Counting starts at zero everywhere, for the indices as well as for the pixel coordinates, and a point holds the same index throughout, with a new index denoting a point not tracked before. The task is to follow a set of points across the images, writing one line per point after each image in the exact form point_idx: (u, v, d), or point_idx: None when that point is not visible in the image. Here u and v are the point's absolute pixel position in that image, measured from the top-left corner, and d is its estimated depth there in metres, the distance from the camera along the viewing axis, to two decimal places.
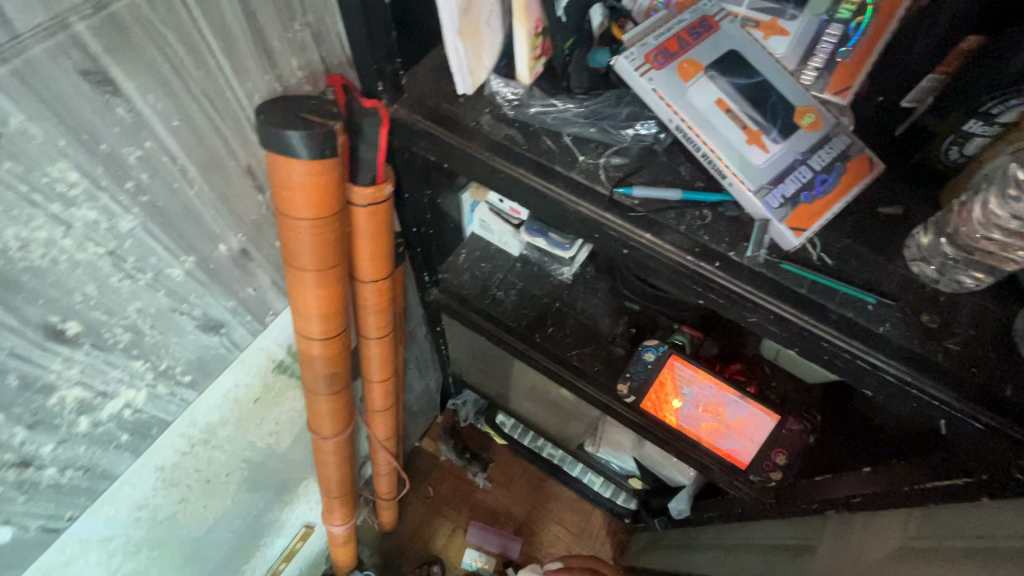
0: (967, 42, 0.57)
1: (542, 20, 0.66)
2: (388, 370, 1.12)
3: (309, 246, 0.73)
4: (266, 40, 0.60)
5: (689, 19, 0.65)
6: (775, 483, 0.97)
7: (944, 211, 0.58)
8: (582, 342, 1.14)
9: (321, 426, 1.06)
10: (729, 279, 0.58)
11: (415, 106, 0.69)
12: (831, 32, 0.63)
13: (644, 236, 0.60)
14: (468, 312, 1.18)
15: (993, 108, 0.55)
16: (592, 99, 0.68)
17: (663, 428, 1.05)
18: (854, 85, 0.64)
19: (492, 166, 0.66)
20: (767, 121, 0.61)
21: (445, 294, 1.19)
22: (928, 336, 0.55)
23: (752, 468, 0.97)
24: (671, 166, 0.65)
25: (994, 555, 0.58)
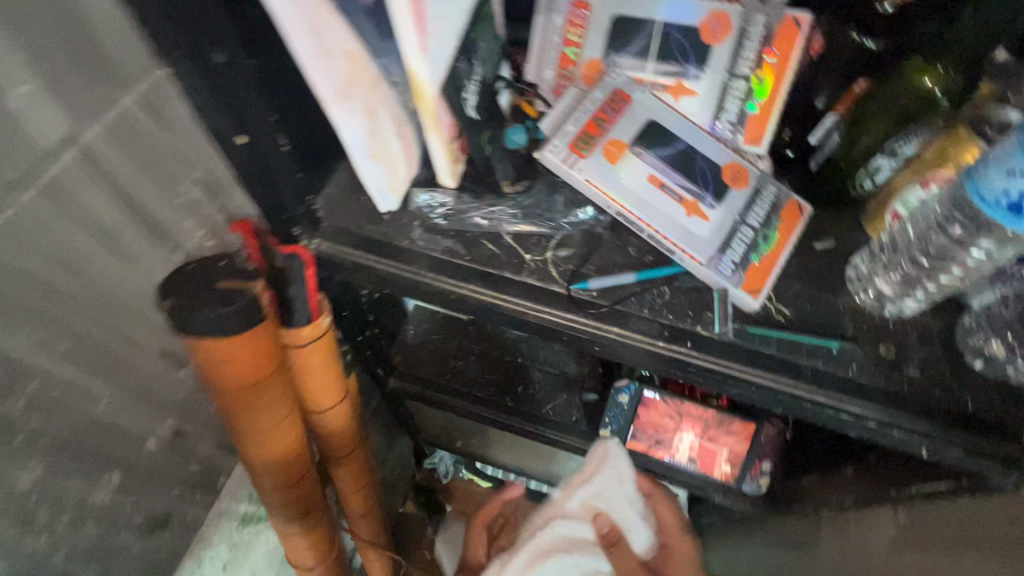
0: (859, 86, 0.63)
1: (454, 125, 0.61)
2: (363, 480, 1.03)
3: (252, 408, 0.65)
4: (152, 216, 0.52)
5: (601, 97, 0.64)
6: (765, 487, 1.02)
7: (878, 245, 0.60)
8: (553, 394, 1.12)
9: (305, 564, 0.96)
10: (704, 356, 0.58)
11: (337, 234, 0.63)
12: (737, 88, 0.64)
13: (611, 330, 0.59)
14: (432, 392, 1.13)
15: (897, 144, 0.60)
16: (524, 193, 0.66)
17: (652, 461, 1.06)
18: (766, 134, 0.65)
19: (438, 285, 0.62)
20: (700, 188, 0.61)
21: (404, 379, 1.13)
22: (891, 368, 0.57)
23: (742, 479, 1.01)
24: (618, 245, 0.64)
25: (986, 543, 0.62)
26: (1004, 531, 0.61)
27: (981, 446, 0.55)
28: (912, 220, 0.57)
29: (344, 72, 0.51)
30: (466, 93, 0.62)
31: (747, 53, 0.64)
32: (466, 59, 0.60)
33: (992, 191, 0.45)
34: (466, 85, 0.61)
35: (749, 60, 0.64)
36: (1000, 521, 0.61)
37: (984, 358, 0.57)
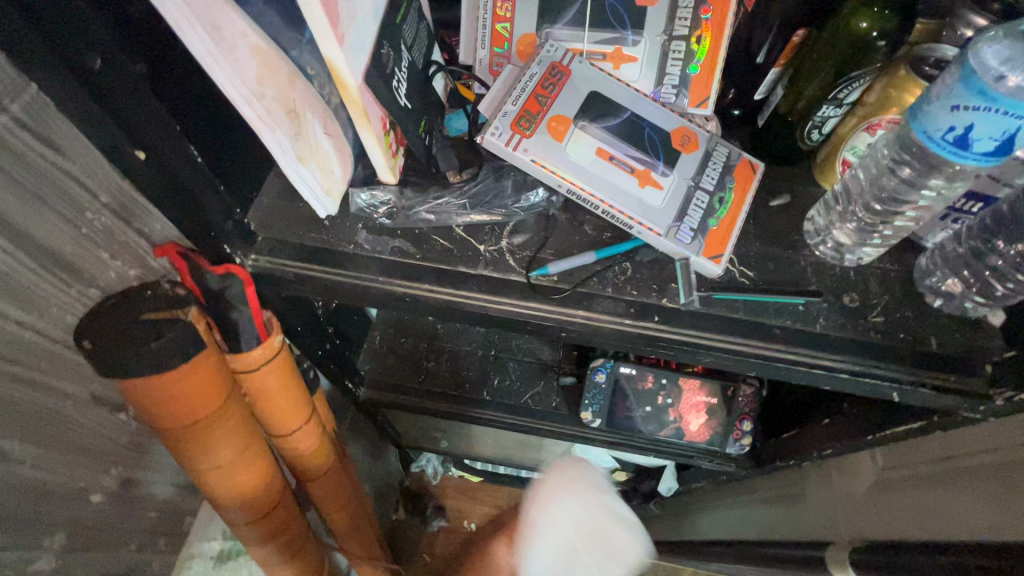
0: (799, 36, 0.59)
1: (385, 116, 0.57)
2: (345, 497, 0.99)
3: (206, 444, 0.60)
4: (56, 253, 0.47)
5: (538, 71, 0.61)
6: (750, 447, 1.02)
7: (831, 196, 0.62)
8: (530, 382, 1.10)
9: None
10: (672, 329, 0.56)
11: (275, 248, 0.58)
12: (676, 50, 0.62)
13: (577, 313, 0.57)
14: (405, 397, 1.09)
15: (842, 92, 0.58)
16: (470, 182, 0.62)
17: (636, 435, 1.06)
18: (711, 95, 0.63)
19: (390, 289, 0.58)
20: (651, 156, 0.59)
21: (377, 387, 1.09)
22: (856, 318, 0.57)
23: (726, 442, 1.02)
24: (573, 225, 0.62)
25: (958, 474, 0.64)
26: (970, 459, 0.63)
27: (950, 383, 0.55)
28: (863, 164, 0.59)
29: (252, 68, 0.46)
30: (395, 80, 0.56)
31: (682, 12, 0.61)
32: (391, 44, 0.56)
33: (938, 128, 0.44)
34: (395, 72, 0.56)
35: (685, 20, 0.62)
36: (967, 450, 0.64)
37: (942, 296, 0.57)
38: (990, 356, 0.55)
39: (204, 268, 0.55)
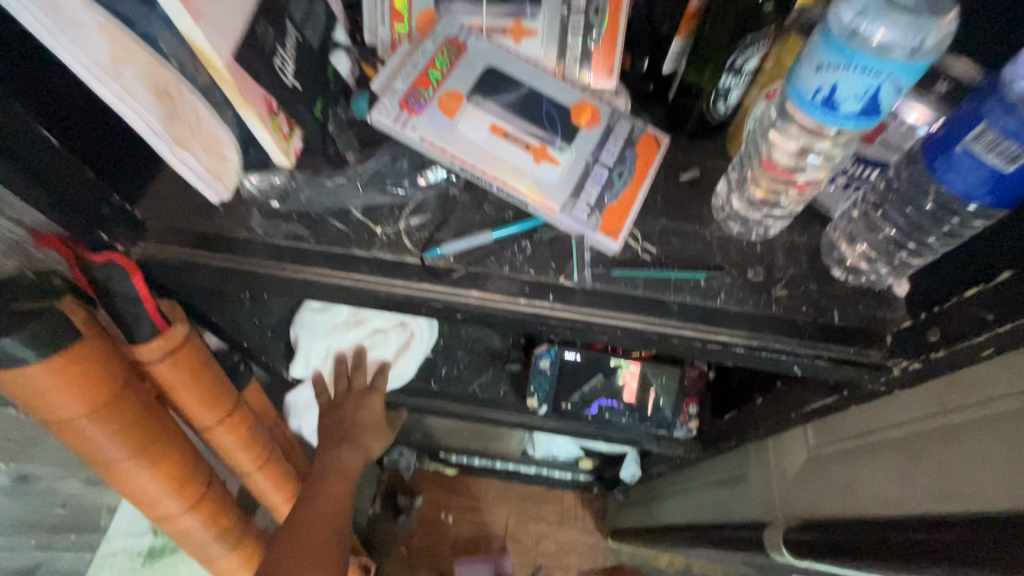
0: (696, 3, 0.57)
1: (271, 98, 0.56)
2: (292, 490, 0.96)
3: (102, 439, 0.59)
4: None
5: (432, 48, 0.59)
6: (696, 429, 1.03)
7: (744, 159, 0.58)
8: (478, 370, 1.09)
9: None
10: (569, 308, 0.55)
11: (163, 235, 0.57)
12: (575, 23, 0.61)
13: (471, 295, 0.55)
14: None
15: (737, 61, 0.56)
16: (367, 163, 0.61)
17: (585, 422, 1.05)
18: (616, 66, 0.62)
19: (282, 274, 0.57)
20: (548, 132, 0.58)
21: None
22: (758, 292, 0.56)
23: (674, 425, 1.01)
24: (475, 204, 0.60)
25: (874, 448, 0.63)
26: (885, 435, 0.62)
27: (850, 355, 0.53)
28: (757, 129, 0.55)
29: (104, 47, 0.45)
30: (279, 59, 0.55)
31: None
32: (271, 21, 0.54)
33: (808, 90, 0.42)
34: (276, 49, 0.54)
35: None
36: (883, 425, 0.62)
37: (846, 267, 0.56)
38: (892, 327, 0.54)
39: (84, 257, 0.54)
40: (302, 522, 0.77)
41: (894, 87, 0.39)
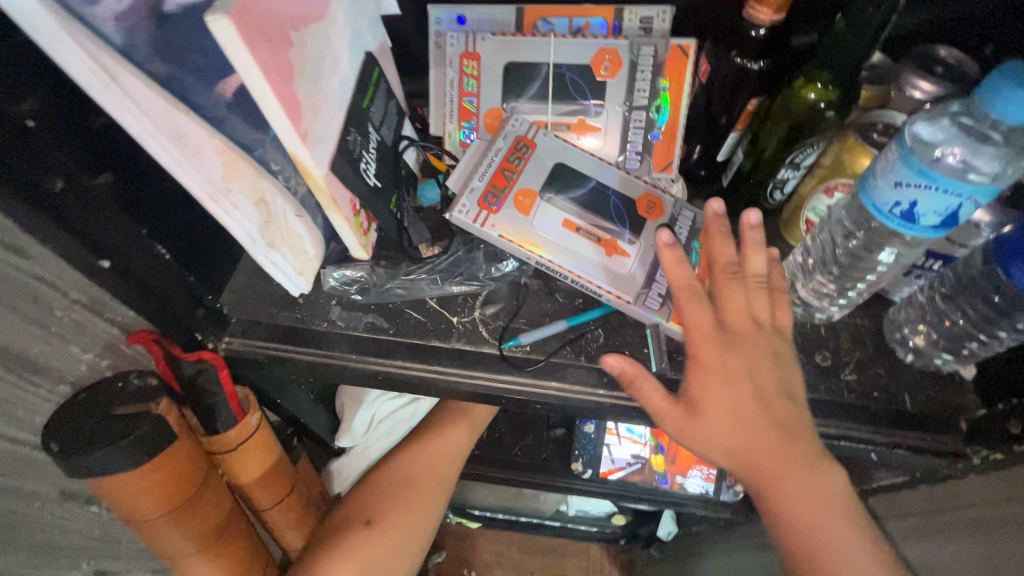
0: (752, 104, 0.61)
1: (355, 198, 0.58)
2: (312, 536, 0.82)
3: (180, 537, 0.59)
4: (22, 354, 0.47)
5: (504, 146, 0.62)
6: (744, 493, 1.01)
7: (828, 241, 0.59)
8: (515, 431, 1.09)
9: None
10: (646, 397, 0.56)
11: (247, 330, 0.58)
12: (636, 120, 0.65)
13: (550, 386, 0.57)
14: None
15: (798, 157, 0.59)
16: (441, 255, 0.63)
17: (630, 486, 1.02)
18: (675, 159, 0.66)
19: (362, 366, 0.58)
20: (618, 225, 0.61)
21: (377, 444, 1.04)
22: (828, 377, 0.57)
23: (719, 489, 0.99)
24: (546, 293, 0.62)
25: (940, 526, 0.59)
26: None
27: (926, 443, 0.55)
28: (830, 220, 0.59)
29: (217, 167, 0.46)
30: (364, 164, 0.58)
31: (641, 84, 0.63)
32: (358, 129, 0.58)
33: (885, 202, 0.45)
34: (362, 154, 0.58)
35: (643, 91, 0.64)
36: None
37: (913, 351, 0.58)
38: (964, 412, 0.55)
39: (177, 355, 0.55)
40: (221, 551, 0.65)
41: (973, 206, 0.42)
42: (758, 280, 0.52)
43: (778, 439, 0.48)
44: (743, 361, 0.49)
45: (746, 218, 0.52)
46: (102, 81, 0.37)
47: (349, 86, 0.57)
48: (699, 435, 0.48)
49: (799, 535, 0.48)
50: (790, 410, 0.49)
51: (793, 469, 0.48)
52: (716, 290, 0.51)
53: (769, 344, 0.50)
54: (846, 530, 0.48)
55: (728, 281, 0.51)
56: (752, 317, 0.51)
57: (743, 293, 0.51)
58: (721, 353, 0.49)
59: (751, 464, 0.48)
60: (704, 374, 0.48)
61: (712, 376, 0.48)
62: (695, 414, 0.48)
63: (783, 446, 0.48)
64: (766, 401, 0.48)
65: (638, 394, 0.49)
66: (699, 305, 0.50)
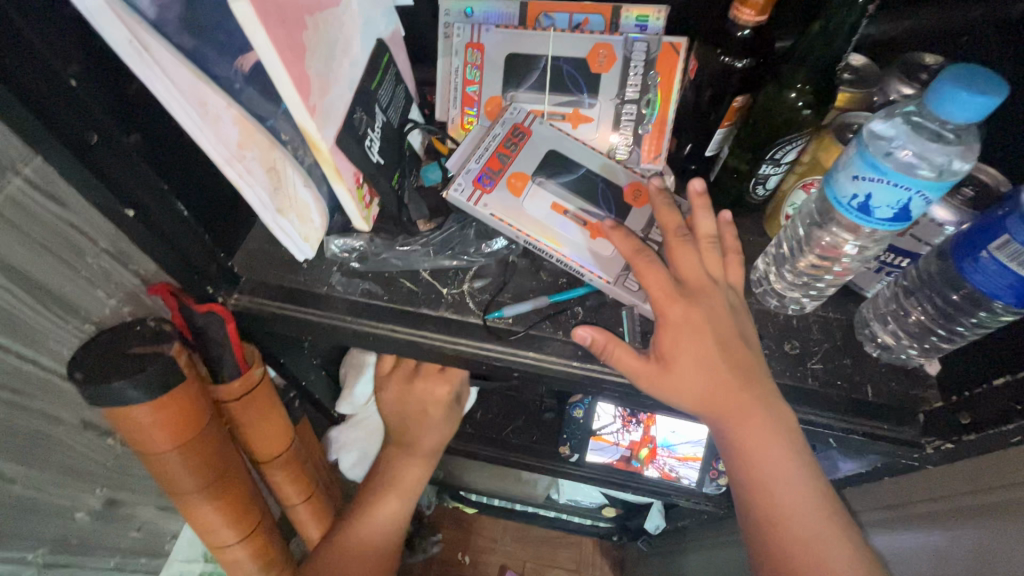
0: (739, 101, 0.63)
1: (358, 172, 0.63)
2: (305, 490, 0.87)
3: (186, 472, 0.65)
4: (56, 292, 0.53)
5: (501, 132, 0.66)
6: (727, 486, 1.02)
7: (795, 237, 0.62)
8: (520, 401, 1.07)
9: None
10: (617, 372, 0.60)
11: (255, 288, 0.64)
12: (628, 113, 0.69)
13: (528, 355, 0.61)
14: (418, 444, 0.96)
15: (777, 154, 0.61)
16: (436, 230, 0.68)
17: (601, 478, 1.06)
18: (663, 152, 0.70)
19: (357, 328, 0.63)
20: (603, 211, 0.64)
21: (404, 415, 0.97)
22: (794, 365, 0.60)
23: (701, 481, 1.01)
24: (531, 271, 0.66)
25: (909, 518, 0.63)
26: (925, 505, 0.61)
27: (884, 431, 0.58)
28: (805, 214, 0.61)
29: (234, 135, 0.51)
30: (368, 140, 0.63)
31: (633, 79, 0.68)
32: (365, 108, 0.62)
33: (845, 194, 0.48)
34: (367, 132, 0.62)
35: (635, 86, 0.68)
36: (923, 495, 0.62)
37: (880, 345, 0.60)
38: (925, 405, 0.58)
39: (190, 306, 0.61)
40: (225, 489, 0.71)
41: (923, 200, 0.44)
42: (710, 240, 0.58)
43: (736, 382, 0.54)
44: (701, 312, 0.55)
45: (690, 186, 0.57)
46: (136, 50, 0.42)
47: (359, 69, 0.62)
48: (674, 386, 0.55)
49: (755, 472, 0.54)
50: (749, 356, 0.56)
51: (745, 399, 0.54)
52: (669, 251, 0.58)
53: (726, 298, 0.57)
54: (798, 464, 0.54)
55: (680, 242, 0.58)
56: (706, 273, 0.57)
57: (695, 251, 0.58)
58: (685, 308, 0.55)
59: (717, 411, 0.55)
60: (673, 328, 0.55)
61: (682, 329, 0.54)
62: (668, 369, 0.55)
63: (744, 391, 0.54)
64: (727, 351, 0.55)
65: (614, 359, 0.55)
66: (652, 268, 0.56)
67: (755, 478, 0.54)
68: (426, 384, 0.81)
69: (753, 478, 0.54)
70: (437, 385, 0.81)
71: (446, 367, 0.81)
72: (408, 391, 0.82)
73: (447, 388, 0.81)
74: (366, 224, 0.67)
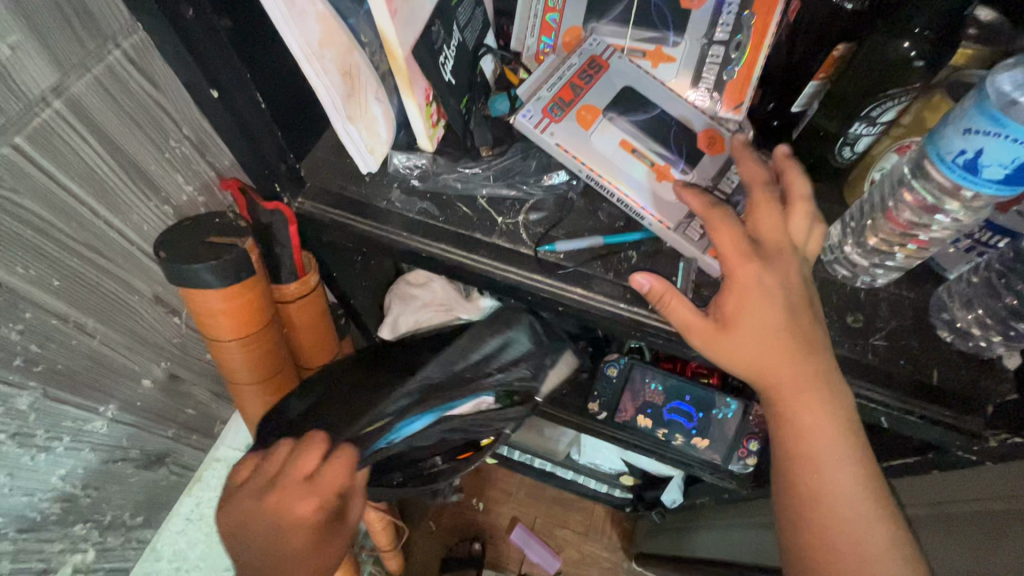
0: (840, 50, 0.58)
1: (430, 89, 0.63)
2: None
3: (239, 359, 0.69)
4: (141, 168, 0.56)
5: (577, 63, 0.64)
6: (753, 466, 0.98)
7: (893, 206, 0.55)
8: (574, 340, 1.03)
9: None
10: (665, 320, 0.58)
11: (318, 194, 0.66)
12: (714, 54, 0.65)
13: (575, 291, 0.60)
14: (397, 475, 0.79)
15: (875, 111, 0.57)
16: (499, 158, 0.67)
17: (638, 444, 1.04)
18: (747, 100, 0.64)
19: (410, 244, 0.64)
20: (673, 154, 0.62)
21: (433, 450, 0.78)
22: (856, 338, 0.57)
23: (728, 457, 0.97)
24: (589, 210, 0.65)
25: (951, 521, 0.60)
26: (974, 505, 0.58)
27: (945, 418, 0.54)
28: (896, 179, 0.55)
29: (316, 32, 0.52)
30: (443, 57, 0.62)
31: (726, 18, 0.64)
32: (444, 23, 0.61)
33: (950, 151, 0.44)
34: (443, 48, 0.62)
35: (727, 25, 0.64)
36: (970, 495, 0.58)
37: (955, 331, 0.56)
38: (994, 397, 0.54)
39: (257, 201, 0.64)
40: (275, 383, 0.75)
41: None
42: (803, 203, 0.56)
43: (798, 352, 0.52)
44: (774, 277, 0.52)
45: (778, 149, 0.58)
46: None
47: None
48: (730, 349, 0.53)
49: (799, 445, 0.53)
50: (814, 333, 0.53)
51: (805, 372, 0.52)
52: (751, 209, 0.56)
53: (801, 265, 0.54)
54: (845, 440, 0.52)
55: (761, 199, 0.55)
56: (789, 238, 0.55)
57: (778, 212, 0.55)
58: (759, 270, 0.52)
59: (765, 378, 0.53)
60: (740, 290, 0.52)
61: (749, 292, 0.52)
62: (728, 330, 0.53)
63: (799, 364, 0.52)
64: (794, 324, 0.52)
65: (670, 312, 0.54)
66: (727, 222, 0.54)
67: (797, 451, 0.53)
68: (281, 504, 0.52)
69: (795, 449, 0.53)
70: (301, 498, 0.53)
71: (318, 474, 0.55)
72: (257, 513, 0.52)
73: (316, 504, 0.53)
74: (431, 143, 0.67)
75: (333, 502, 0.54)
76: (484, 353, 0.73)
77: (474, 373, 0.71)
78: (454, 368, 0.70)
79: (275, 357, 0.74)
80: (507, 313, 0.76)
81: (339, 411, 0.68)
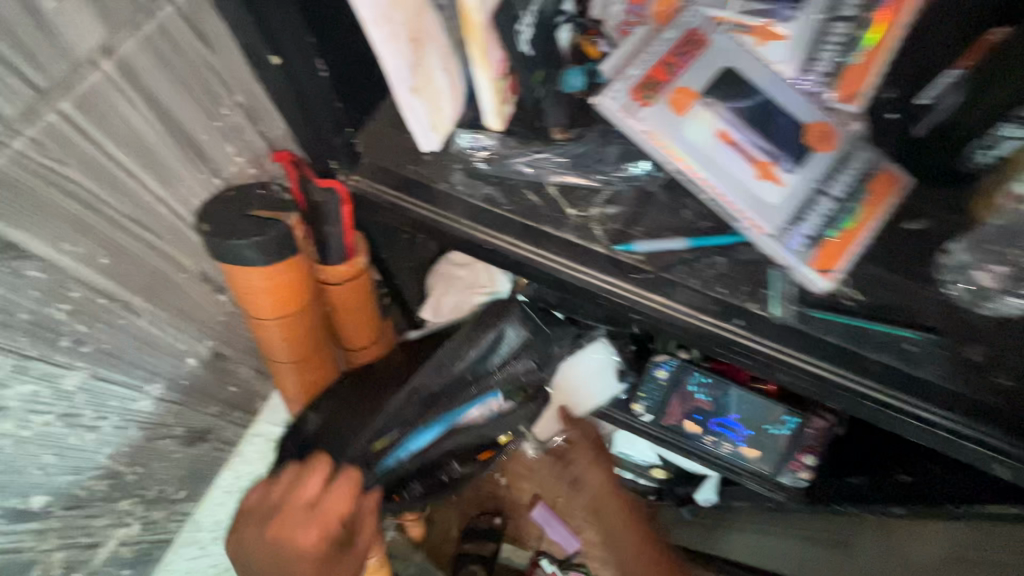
0: (997, 33, 0.46)
1: (504, 60, 0.56)
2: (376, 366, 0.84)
3: (285, 341, 0.66)
4: (193, 137, 0.51)
5: (674, 37, 0.56)
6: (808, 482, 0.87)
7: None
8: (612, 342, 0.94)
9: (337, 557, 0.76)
10: (754, 337, 0.52)
11: (375, 172, 0.60)
12: (837, 32, 0.55)
13: (655, 299, 0.55)
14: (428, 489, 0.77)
15: None
16: (573, 141, 0.61)
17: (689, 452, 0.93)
18: (865, 91, 0.55)
19: (473, 233, 0.58)
20: (778, 149, 0.54)
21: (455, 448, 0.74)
22: (976, 374, 0.50)
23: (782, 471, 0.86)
24: (672, 207, 0.58)
25: None
26: None
27: None
28: None
29: None
30: (521, 25, 0.55)
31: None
32: None
33: None
34: (520, 15, 0.55)
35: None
36: None
37: None
38: None
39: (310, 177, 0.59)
40: (319, 362, 0.73)
41: None
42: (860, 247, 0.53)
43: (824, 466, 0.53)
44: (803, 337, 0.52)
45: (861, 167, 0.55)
46: None
47: None
48: None
49: None
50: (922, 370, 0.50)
51: None
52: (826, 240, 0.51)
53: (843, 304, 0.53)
54: None
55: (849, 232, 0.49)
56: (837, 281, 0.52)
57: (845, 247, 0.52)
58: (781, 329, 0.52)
59: None
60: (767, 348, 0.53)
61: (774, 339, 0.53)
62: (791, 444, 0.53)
63: None
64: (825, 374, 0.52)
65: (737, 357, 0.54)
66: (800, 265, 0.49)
67: None
68: (283, 534, 0.52)
69: None
70: (302, 527, 0.52)
71: (321, 502, 0.54)
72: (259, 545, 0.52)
73: (317, 536, 0.52)
74: (500, 124, 0.60)
75: (336, 531, 0.53)
76: (483, 349, 0.70)
77: (477, 374, 0.70)
78: (448, 376, 0.69)
79: (321, 340, 0.71)
80: (498, 307, 0.72)
81: (352, 418, 0.67)
